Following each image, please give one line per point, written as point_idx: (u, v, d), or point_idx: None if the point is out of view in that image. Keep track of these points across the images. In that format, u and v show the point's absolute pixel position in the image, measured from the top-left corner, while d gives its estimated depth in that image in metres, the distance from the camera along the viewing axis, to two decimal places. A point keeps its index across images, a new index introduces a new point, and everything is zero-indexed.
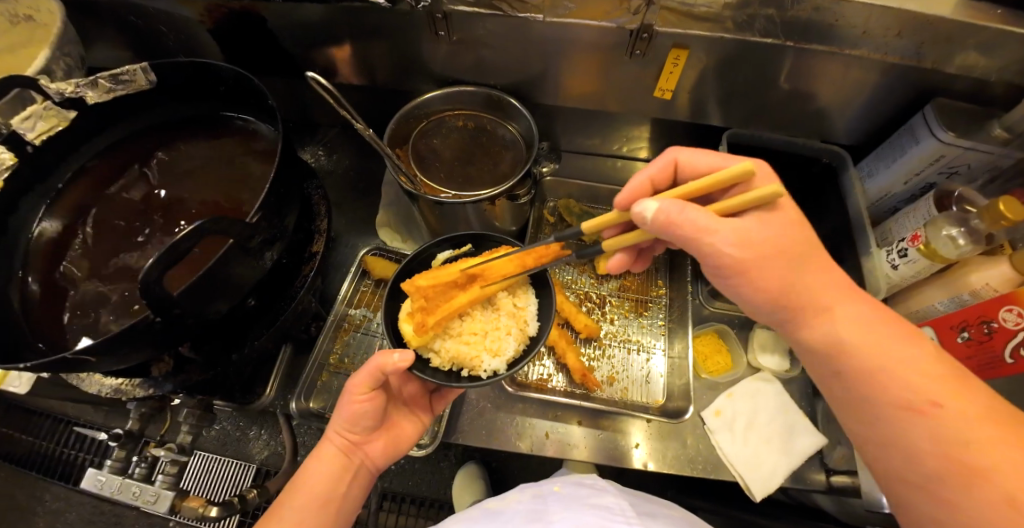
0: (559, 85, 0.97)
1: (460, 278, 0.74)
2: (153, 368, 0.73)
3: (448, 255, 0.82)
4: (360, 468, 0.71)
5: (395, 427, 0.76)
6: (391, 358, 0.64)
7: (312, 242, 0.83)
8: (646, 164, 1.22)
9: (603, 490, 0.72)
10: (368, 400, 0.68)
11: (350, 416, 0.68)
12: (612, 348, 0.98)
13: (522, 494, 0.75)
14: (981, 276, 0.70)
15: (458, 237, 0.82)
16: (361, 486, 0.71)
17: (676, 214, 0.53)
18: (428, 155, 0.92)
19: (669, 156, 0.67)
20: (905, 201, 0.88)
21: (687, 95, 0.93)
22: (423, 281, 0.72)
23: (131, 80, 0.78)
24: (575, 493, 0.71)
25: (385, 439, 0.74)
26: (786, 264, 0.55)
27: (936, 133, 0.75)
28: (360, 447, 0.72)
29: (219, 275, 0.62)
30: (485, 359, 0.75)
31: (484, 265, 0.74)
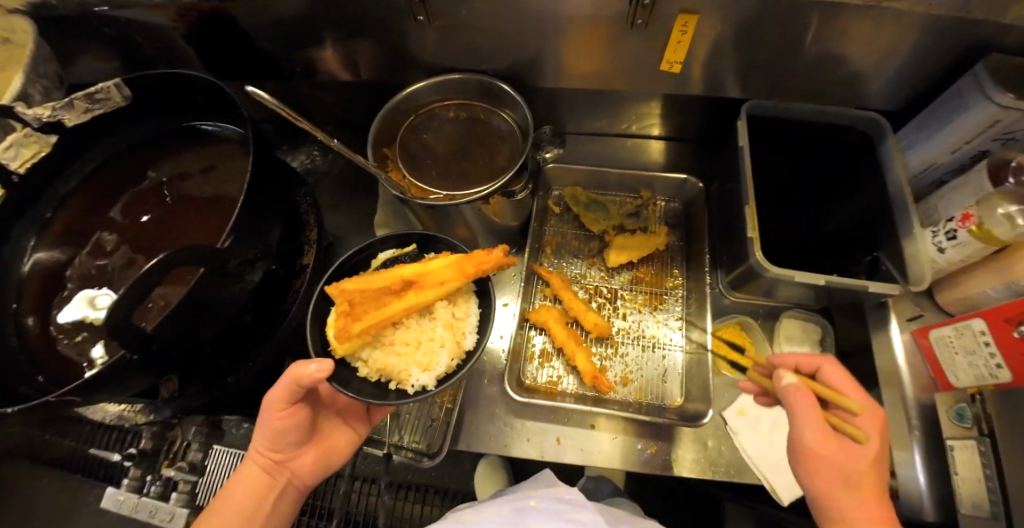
0: (557, 66, 0.89)
1: (395, 285, 0.71)
2: (161, 389, 0.71)
3: (391, 255, 0.77)
4: (288, 484, 0.71)
5: (326, 440, 0.75)
6: (306, 368, 0.61)
7: (303, 254, 0.81)
8: (657, 142, 1.13)
9: (580, 506, 0.70)
10: (287, 417, 0.68)
11: (270, 434, 0.68)
12: (624, 346, 0.92)
13: (499, 507, 0.71)
14: None
15: (405, 236, 0.78)
16: (289, 501, 0.72)
17: (811, 410, 0.57)
18: (418, 152, 0.87)
19: (816, 360, 0.66)
20: (951, 172, 0.77)
21: (701, 67, 0.84)
22: (351, 285, 0.69)
23: (107, 97, 0.75)
24: (552, 507, 0.68)
25: (314, 454, 0.74)
26: (837, 470, 0.56)
27: (989, 94, 0.65)
28: (286, 464, 0.71)
29: (198, 303, 0.59)
30: (413, 373, 0.70)
31: (421, 270, 0.72)
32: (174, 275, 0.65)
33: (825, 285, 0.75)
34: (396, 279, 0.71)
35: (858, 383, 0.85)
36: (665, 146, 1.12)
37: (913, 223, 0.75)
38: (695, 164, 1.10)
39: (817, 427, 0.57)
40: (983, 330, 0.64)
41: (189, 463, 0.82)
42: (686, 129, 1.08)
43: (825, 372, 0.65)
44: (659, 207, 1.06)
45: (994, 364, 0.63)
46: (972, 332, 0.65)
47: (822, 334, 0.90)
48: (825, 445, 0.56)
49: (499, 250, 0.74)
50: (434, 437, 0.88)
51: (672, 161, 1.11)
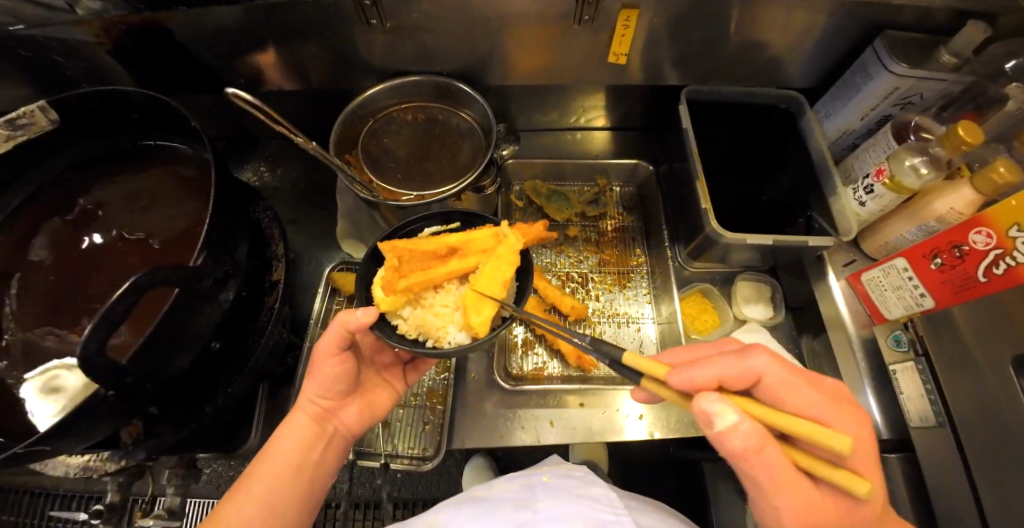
0: (508, 64, 0.92)
1: (440, 250, 0.67)
2: (123, 434, 0.63)
3: (436, 230, 0.71)
4: (335, 436, 0.68)
5: (370, 392, 0.73)
6: (354, 314, 0.59)
7: (272, 270, 0.78)
8: (605, 133, 1.19)
9: (590, 482, 0.67)
10: (338, 364, 0.64)
11: (321, 381, 0.65)
12: (602, 325, 0.97)
13: (510, 481, 0.70)
14: (944, 201, 0.71)
15: (448, 213, 0.72)
16: (336, 454, 0.68)
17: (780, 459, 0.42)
18: (380, 156, 0.86)
19: (756, 367, 0.53)
20: (862, 136, 0.88)
21: (644, 56, 0.90)
22: (402, 242, 0.65)
23: (31, 122, 0.67)
24: (563, 483, 0.67)
25: (359, 406, 0.71)
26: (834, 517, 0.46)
27: (888, 65, 0.75)
28: (333, 415, 0.68)
29: (174, 328, 0.55)
30: (450, 331, 0.65)
31: (467, 237, 0.67)
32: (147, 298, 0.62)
33: (771, 244, 0.83)
34: (444, 245, 0.66)
35: (808, 332, 0.95)
36: (614, 135, 1.18)
37: (837, 181, 0.85)
38: (644, 149, 1.17)
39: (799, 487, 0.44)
40: (904, 268, 0.75)
41: (167, 510, 0.75)
42: (629, 118, 1.15)
43: (769, 384, 0.53)
44: (614, 192, 1.12)
45: (918, 293, 0.74)
46: (897, 270, 0.76)
47: (772, 291, 0.99)
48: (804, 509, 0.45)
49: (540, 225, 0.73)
50: (428, 440, 0.87)
51: (621, 148, 1.18)
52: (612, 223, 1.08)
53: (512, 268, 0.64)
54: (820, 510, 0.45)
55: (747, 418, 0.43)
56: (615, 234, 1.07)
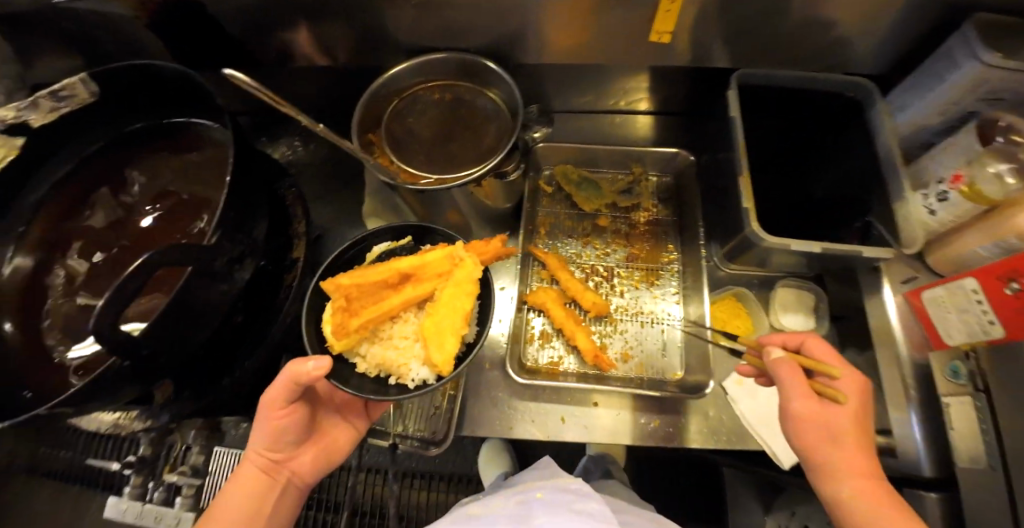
0: (542, 42, 0.86)
1: (391, 278, 0.68)
2: (156, 392, 0.68)
3: (385, 248, 0.73)
4: (289, 485, 0.69)
5: (326, 438, 0.74)
6: (304, 366, 0.58)
7: (292, 248, 0.80)
8: (646, 117, 1.11)
9: (587, 496, 0.68)
10: (285, 417, 0.66)
11: (270, 433, 0.66)
12: (623, 323, 0.92)
13: (506, 500, 0.71)
14: None
15: (400, 227, 0.74)
16: (290, 503, 0.69)
17: (801, 381, 0.62)
18: (403, 137, 0.84)
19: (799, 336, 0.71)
20: (941, 132, 0.77)
21: (690, 36, 0.82)
22: (347, 279, 0.65)
23: (73, 94, 0.69)
24: (559, 498, 0.67)
25: (314, 453, 0.72)
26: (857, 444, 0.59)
27: (978, 55, 0.64)
28: (285, 464, 0.69)
29: (187, 304, 0.56)
30: (412, 367, 0.66)
31: (418, 263, 0.68)
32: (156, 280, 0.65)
33: (820, 252, 0.75)
34: (394, 273, 0.68)
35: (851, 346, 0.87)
36: (654, 120, 1.10)
37: (905, 185, 0.75)
38: (686, 137, 1.09)
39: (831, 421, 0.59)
40: (975, 289, 0.65)
41: (191, 467, 0.82)
42: (673, 102, 1.07)
43: (810, 343, 0.69)
44: (649, 182, 1.06)
45: (987, 320, 0.63)
46: (965, 292, 0.66)
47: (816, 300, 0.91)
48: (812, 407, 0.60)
49: (498, 239, 0.72)
50: (439, 424, 0.87)
51: (661, 135, 1.10)
52: (644, 215, 1.02)
53: (468, 295, 0.67)
54: (823, 418, 0.60)
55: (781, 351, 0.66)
56: (646, 227, 1.01)
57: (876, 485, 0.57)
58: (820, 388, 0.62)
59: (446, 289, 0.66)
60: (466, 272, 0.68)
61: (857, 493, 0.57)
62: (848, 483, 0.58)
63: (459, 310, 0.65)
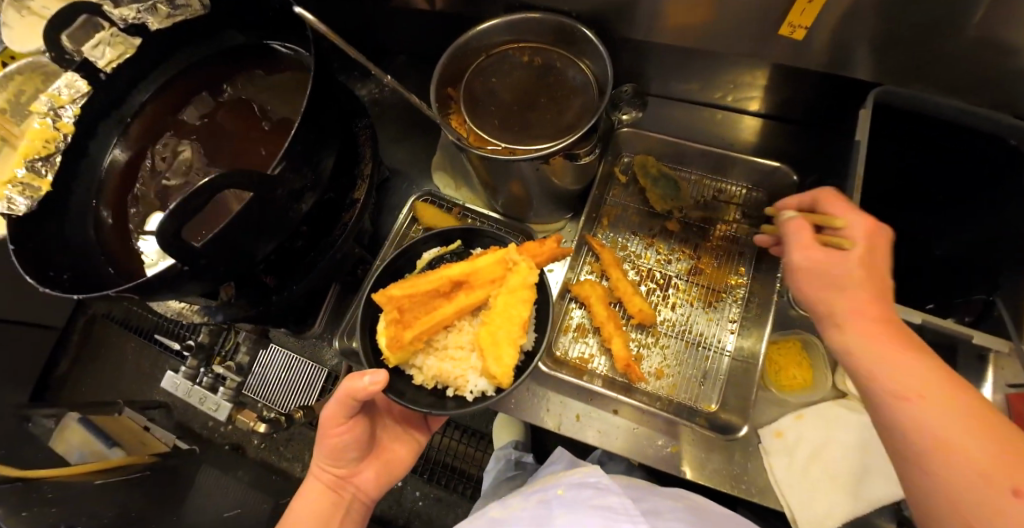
0: (653, 16, 0.77)
1: (442, 286, 0.67)
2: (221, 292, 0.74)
3: (434, 255, 0.75)
4: (353, 501, 0.67)
5: (385, 452, 0.71)
6: (360, 381, 0.56)
7: (355, 188, 0.82)
8: (753, 120, 0.98)
9: (607, 490, 0.62)
10: (345, 433, 0.63)
11: (332, 449, 0.64)
12: (667, 338, 0.86)
13: (526, 500, 0.66)
14: None
15: (447, 233, 0.75)
16: (355, 520, 0.67)
17: (805, 232, 0.52)
18: (483, 97, 0.81)
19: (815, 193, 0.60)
20: None
21: (831, 34, 0.69)
22: (398, 291, 0.64)
23: (187, 4, 0.73)
24: (578, 496, 0.62)
25: (376, 469, 0.70)
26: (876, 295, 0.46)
27: None
28: (348, 480, 0.67)
29: (246, 224, 0.60)
30: (470, 378, 0.66)
31: (470, 270, 0.66)
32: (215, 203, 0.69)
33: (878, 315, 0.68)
34: (445, 280, 0.67)
35: None
36: (762, 125, 0.97)
37: None
38: (795, 151, 0.95)
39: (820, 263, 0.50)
40: None
41: (237, 365, 0.97)
42: (792, 108, 0.93)
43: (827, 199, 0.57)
44: (737, 194, 0.95)
45: None
46: None
47: None
48: (809, 258, 0.51)
49: (551, 240, 0.72)
50: None
51: (766, 143, 0.96)
52: (722, 229, 0.92)
53: (524, 301, 0.65)
54: (816, 269, 0.50)
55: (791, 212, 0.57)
56: (720, 243, 0.91)
57: (890, 331, 0.44)
58: (826, 238, 0.51)
59: (501, 297, 0.65)
60: (521, 277, 0.66)
61: (860, 332, 0.45)
62: (855, 335, 0.45)
63: (516, 319, 0.64)
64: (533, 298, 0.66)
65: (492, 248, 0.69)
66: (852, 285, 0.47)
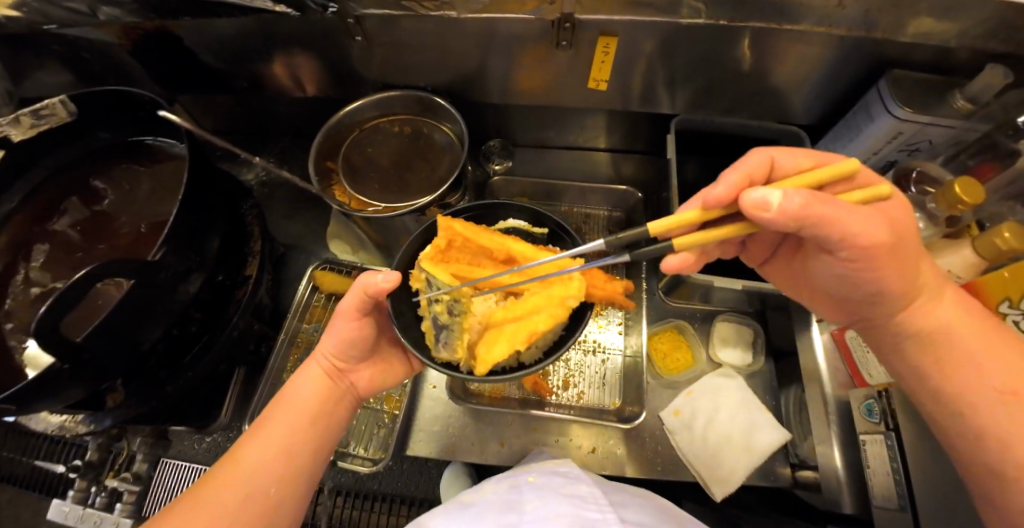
0: (498, 83, 0.93)
1: (498, 255, 0.75)
2: (107, 398, 0.72)
3: (519, 227, 0.79)
4: (347, 392, 0.74)
5: (381, 359, 0.79)
6: (374, 277, 0.65)
7: (247, 265, 0.85)
8: (605, 154, 1.16)
9: (577, 479, 0.67)
10: (356, 328, 0.70)
11: (339, 340, 0.71)
12: (567, 351, 0.95)
13: (497, 484, 0.70)
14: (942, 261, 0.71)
15: (542, 218, 0.78)
16: (346, 409, 0.74)
17: (834, 208, 0.48)
18: (361, 165, 0.90)
19: (763, 154, 0.60)
20: (864, 181, 0.86)
21: (631, 81, 0.89)
22: (463, 228, 0.74)
23: (53, 113, 0.77)
24: (549, 483, 0.67)
25: (372, 371, 0.77)
26: (899, 257, 0.53)
27: (890, 109, 0.73)
28: (346, 374, 0.74)
29: (131, 310, 0.62)
30: None
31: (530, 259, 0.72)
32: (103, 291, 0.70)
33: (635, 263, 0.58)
34: (504, 250, 0.75)
35: (791, 384, 0.91)
36: (612, 157, 1.15)
37: None
38: (642, 175, 1.13)
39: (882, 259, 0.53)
40: None
41: (133, 474, 0.86)
42: (630, 142, 1.12)
43: (779, 164, 0.60)
44: (601, 217, 1.10)
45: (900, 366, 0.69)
46: None
47: (753, 335, 0.95)
48: (864, 214, 0.49)
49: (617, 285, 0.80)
50: (378, 443, 0.89)
51: (619, 170, 1.14)
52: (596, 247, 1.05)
53: (549, 313, 0.67)
54: (876, 232, 0.50)
55: (790, 189, 0.47)
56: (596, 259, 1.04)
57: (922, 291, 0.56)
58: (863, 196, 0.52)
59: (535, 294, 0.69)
60: (566, 288, 0.69)
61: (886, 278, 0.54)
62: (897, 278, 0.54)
63: (530, 325, 0.67)
64: (560, 317, 0.68)
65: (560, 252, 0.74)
66: (914, 233, 0.54)
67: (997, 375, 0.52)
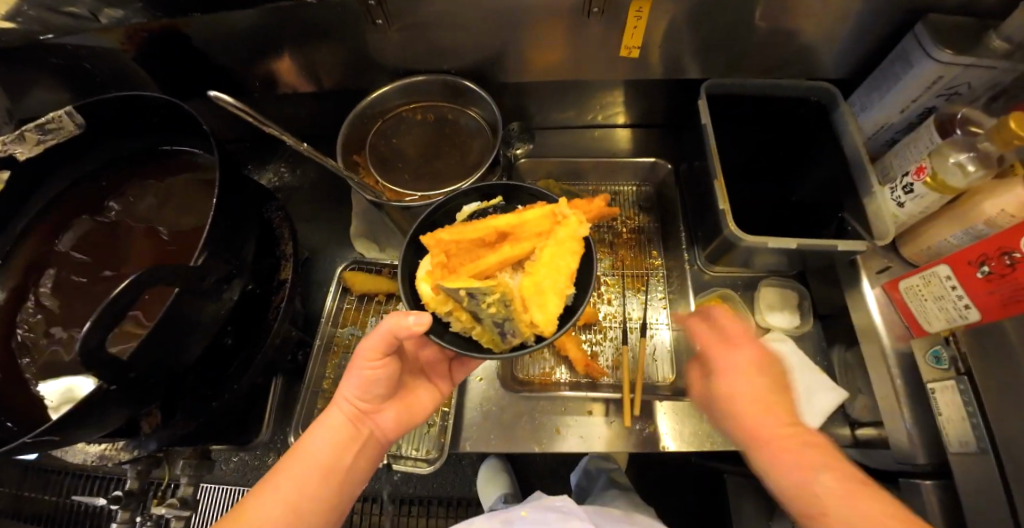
0: (520, 62, 0.90)
1: (488, 237, 0.69)
2: (144, 423, 0.70)
3: (477, 208, 0.74)
4: (370, 438, 0.69)
5: (409, 396, 0.74)
6: (406, 320, 0.59)
7: (280, 269, 0.81)
8: (625, 130, 1.14)
9: (569, 514, 0.82)
10: (379, 369, 0.66)
11: (362, 382, 0.67)
12: (613, 330, 0.92)
13: (488, 520, 0.82)
14: (996, 202, 0.67)
15: (489, 189, 0.74)
16: (369, 455, 0.69)
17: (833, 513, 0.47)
18: (388, 156, 0.86)
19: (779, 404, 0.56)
20: (902, 130, 0.84)
21: (658, 51, 0.87)
22: (447, 236, 0.68)
23: (60, 127, 0.72)
24: (541, 518, 0.82)
25: (396, 410, 0.72)
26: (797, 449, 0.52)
27: (930, 53, 0.72)
28: (369, 417, 0.69)
29: (174, 325, 0.58)
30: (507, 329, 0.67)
31: (518, 222, 0.69)
32: (145, 298, 0.66)
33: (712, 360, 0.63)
34: (491, 230, 0.69)
35: (840, 344, 0.90)
36: (632, 133, 1.14)
37: (872, 181, 0.80)
38: (665, 148, 1.12)
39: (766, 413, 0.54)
40: (948, 275, 0.70)
41: (180, 500, 0.79)
42: (649, 115, 1.11)
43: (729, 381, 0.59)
44: (629, 192, 1.08)
45: (962, 305, 0.69)
46: (939, 278, 0.71)
47: (799, 297, 0.95)
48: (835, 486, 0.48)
49: (600, 200, 0.77)
50: (431, 442, 0.86)
51: (641, 145, 1.13)
52: (628, 224, 1.03)
53: (570, 253, 0.67)
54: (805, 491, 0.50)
55: None
56: (631, 236, 1.02)
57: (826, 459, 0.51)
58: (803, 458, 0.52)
59: (547, 247, 0.65)
60: (568, 228, 0.68)
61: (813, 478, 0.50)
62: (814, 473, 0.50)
63: (563, 269, 0.65)
64: (579, 250, 0.68)
65: (539, 203, 0.71)
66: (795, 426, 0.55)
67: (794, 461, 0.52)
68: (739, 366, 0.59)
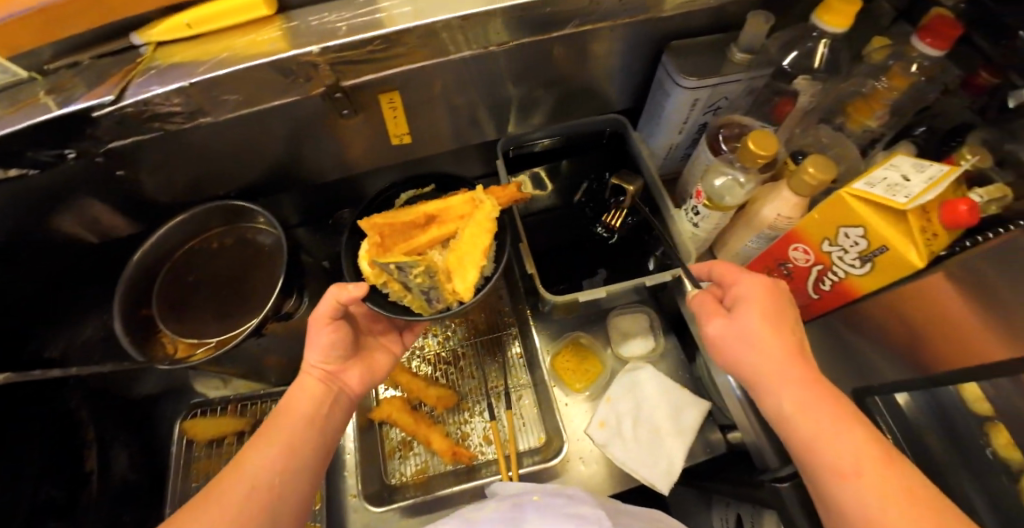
0: (310, 164, 0.86)
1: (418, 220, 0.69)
2: None
3: (413, 194, 0.80)
4: (341, 396, 0.67)
5: (370, 356, 0.73)
6: (347, 288, 0.62)
7: (86, 457, 0.88)
8: None
9: (578, 499, 0.58)
10: (332, 330, 0.65)
11: (320, 345, 0.65)
12: (477, 405, 0.91)
13: (499, 500, 0.60)
14: (770, 208, 0.70)
15: (421, 177, 0.81)
16: (343, 413, 0.67)
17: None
18: (185, 301, 0.80)
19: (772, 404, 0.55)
20: (689, 145, 0.88)
21: (445, 121, 0.85)
22: (380, 219, 0.68)
23: None
24: (553, 501, 0.58)
25: (361, 369, 0.70)
26: (861, 452, 0.48)
27: (679, 81, 0.74)
28: (338, 376, 0.67)
29: None
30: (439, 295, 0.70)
31: (443, 205, 0.69)
32: None
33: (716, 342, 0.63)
34: (421, 213, 0.69)
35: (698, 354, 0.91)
36: None
37: (668, 205, 0.83)
38: None
39: (826, 405, 0.52)
40: None
41: None
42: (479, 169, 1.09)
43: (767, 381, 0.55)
44: None
45: None
46: None
47: (649, 318, 0.96)
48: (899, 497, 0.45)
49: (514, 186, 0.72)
50: None
51: None
52: None
53: (489, 232, 0.67)
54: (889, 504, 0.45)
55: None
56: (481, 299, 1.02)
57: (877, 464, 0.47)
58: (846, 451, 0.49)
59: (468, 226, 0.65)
60: (485, 211, 0.68)
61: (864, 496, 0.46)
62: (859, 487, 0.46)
63: (482, 246, 0.65)
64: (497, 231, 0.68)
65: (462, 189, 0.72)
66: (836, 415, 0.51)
67: (840, 452, 0.49)
68: (775, 355, 0.54)
